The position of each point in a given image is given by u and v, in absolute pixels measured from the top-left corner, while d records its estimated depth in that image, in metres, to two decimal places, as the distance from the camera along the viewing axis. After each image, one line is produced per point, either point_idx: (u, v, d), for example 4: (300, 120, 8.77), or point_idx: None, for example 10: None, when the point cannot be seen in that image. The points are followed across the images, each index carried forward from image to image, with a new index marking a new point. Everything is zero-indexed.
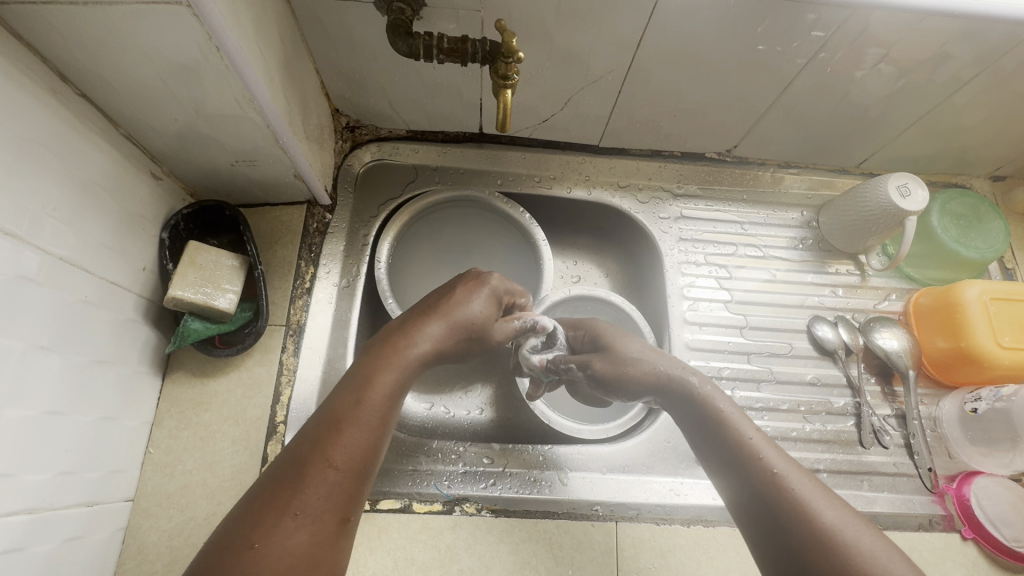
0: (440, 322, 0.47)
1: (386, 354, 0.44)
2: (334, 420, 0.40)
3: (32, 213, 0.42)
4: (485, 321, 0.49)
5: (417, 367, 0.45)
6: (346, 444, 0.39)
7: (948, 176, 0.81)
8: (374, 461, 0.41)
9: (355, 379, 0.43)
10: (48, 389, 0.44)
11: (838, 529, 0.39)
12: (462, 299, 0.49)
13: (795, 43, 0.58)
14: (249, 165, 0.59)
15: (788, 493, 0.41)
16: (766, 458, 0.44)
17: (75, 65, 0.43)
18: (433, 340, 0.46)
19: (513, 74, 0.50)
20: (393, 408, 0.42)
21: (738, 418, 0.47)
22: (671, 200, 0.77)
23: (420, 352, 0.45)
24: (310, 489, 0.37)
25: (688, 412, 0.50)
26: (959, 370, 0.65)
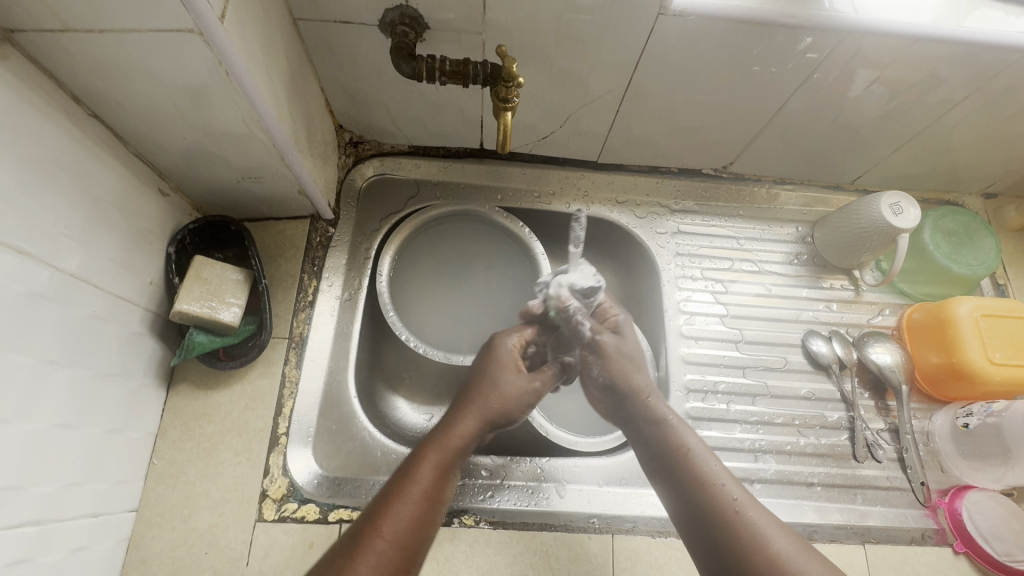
0: (481, 404, 0.56)
1: (434, 437, 0.53)
2: (388, 495, 0.48)
3: (45, 231, 0.43)
4: (521, 401, 0.59)
5: (460, 453, 0.53)
6: (401, 514, 0.46)
7: (940, 193, 0.82)
8: (427, 528, 0.48)
9: (407, 464, 0.51)
10: (57, 402, 0.45)
11: (788, 553, 0.46)
12: (501, 374, 0.59)
13: (789, 66, 0.59)
14: (254, 182, 0.60)
15: (745, 521, 0.49)
16: (727, 489, 0.51)
17: (89, 88, 0.45)
18: (474, 420, 0.55)
19: (513, 97, 0.52)
20: (442, 485, 0.51)
21: (704, 453, 0.55)
22: (668, 216, 0.78)
23: (462, 430, 0.54)
24: (365, 558, 0.43)
25: (656, 440, 0.57)
26: (951, 385, 0.66)
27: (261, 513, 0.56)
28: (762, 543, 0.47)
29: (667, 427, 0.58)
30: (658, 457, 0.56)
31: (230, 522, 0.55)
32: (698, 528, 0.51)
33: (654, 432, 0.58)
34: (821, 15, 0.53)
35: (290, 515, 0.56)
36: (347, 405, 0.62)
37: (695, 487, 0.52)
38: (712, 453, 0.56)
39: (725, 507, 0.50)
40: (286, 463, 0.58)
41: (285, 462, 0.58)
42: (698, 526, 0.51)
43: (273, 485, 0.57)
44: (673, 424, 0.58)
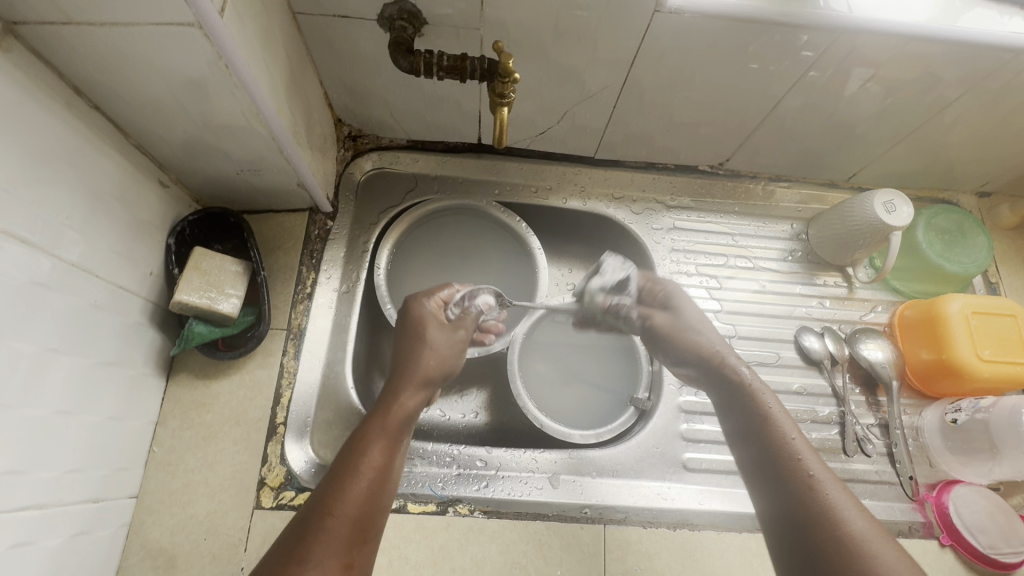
0: (417, 371, 0.57)
1: (380, 411, 0.53)
2: (336, 476, 0.46)
3: (46, 220, 0.44)
4: (453, 358, 0.61)
5: (404, 423, 0.53)
6: (354, 489, 0.46)
7: (935, 191, 0.83)
8: (382, 500, 0.48)
9: (356, 440, 0.50)
10: (58, 389, 0.46)
11: (865, 536, 0.42)
12: (428, 338, 0.59)
13: (785, 63, 0.60)
14: (253, 174, 0.61)
15: (821, 497, 0.45)
16: (806, 461, 0.48)
17: (90, 80, 0.45)
18: (415, 389, 0.56)
19: (509, 92, 0.52)
20: (392, 458, 0.50)
21: (785, 418, 0.52)
22: (665, 212, 0.79)
23: (406, 401, 0.55)
24: (315, 541, 0.42)
25: (736, 404, 0.55)
26: (941, 382, 0.67)
27: (259, 501, 0.57)
28: (837, 522, 0.43)
29: (744, 387, 0.56)
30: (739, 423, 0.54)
31: (229, 508, 0.56)
32: (774, 502, 0.48)
33: (739, 402, 0.55)
34: (816, 13, 0.54)
35: (288, 503, 0.57)
36: (344, 395, 0.63)
37: (775, 459, 0.49)
38: (797, 425, 0.52)
39: (801, 476, 0.47)
40: (283, 452, 0.59)
41: (282, 451, 0.59)
42: (775, 498, 0.48)
43: (271, 474, 0.58)
44: (750, 386, 0.56)
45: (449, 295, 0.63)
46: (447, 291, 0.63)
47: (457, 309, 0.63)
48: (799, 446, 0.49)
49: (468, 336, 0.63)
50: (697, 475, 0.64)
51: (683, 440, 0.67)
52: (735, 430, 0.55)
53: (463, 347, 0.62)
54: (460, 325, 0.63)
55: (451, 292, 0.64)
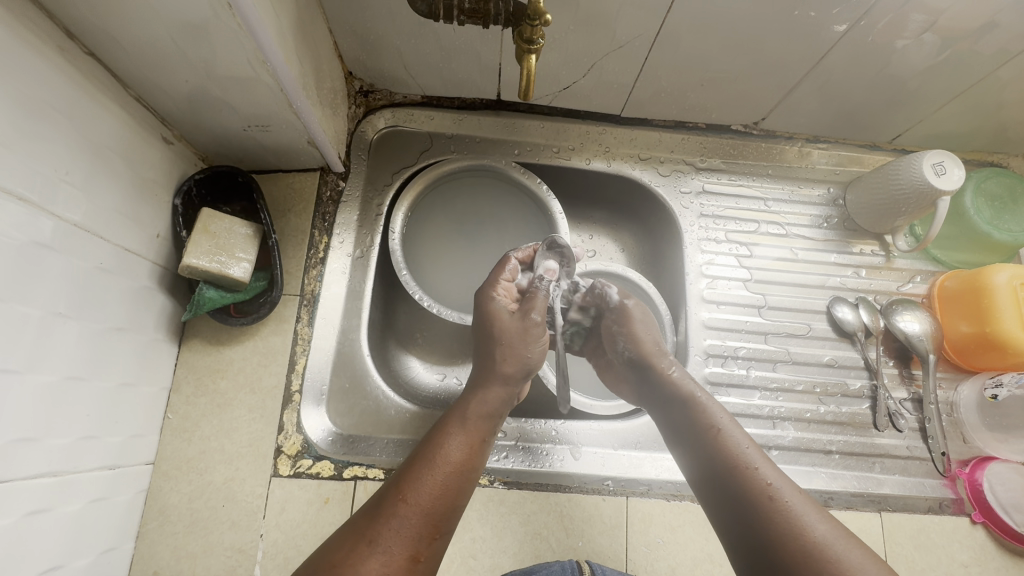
0: (499, 367, 0.53)
1: (462, 406, 0.51)
2: (414, 464, 0.46)
3: (44, 179, 0.41)
4: (534, 351, 0.55)
5: (483, 420, 0.50)
6: (428, 480, 0.45)
7: (983, 154, 0.78)
8: (457, 498, 0.46)
9: (439, 432, 0.49)
10: (66, 355, 0.44)
11: (830, 543, 0.41)
12: (504, 329, 0.55)
13: (834, 9, 0.54)
14: (262, 131, 0.57)
15: (781, 506, 0.43)
16: (759, 470, 0.46)
17: (82, 22, 0.41)
18: (496, 382, 0.52)
19: (538, 37, 0.48)
20: (473, 456, 0.48)
21: (734, 430, 0.50)
22: (694, 174, 0.75)
23: (486, 397, 0.51)
24: (388, 526, 0.42)
25: (680, 416, 0.53)
26: (983, 355, 0.64)
27: (276, 469, 0.56)
28: (797, 528, 0.42)
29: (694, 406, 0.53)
30: (685, 437, 0.52)
31: (246, 476, 0.55)
32: (728, 514, 0.46)
33: (682, 413, 0.53)
34: None
35: (306, 471, 0.56)
36: (361, 363, 0.62)
37: (727, 472, 0.47)
38: (747, 434, 0.50)
39: (761, 487, 0.45)
40: (299, 420, 0.58)
41: (299, 419, 0.58)
42: (727, 511, 0.46)
43: (287, 442, 0.57)
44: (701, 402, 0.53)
45: (511, 275, 0.60)
46: (508, 271, 0.59)
47: (524, 284, 0.61)
48: (754, 457, 0.48)
49: (543, 318, 0.56)
50: None
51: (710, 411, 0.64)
52: (682, 445, 0.52)
53: (544, 336, 0.56)
54: (531, 308, 0.56)
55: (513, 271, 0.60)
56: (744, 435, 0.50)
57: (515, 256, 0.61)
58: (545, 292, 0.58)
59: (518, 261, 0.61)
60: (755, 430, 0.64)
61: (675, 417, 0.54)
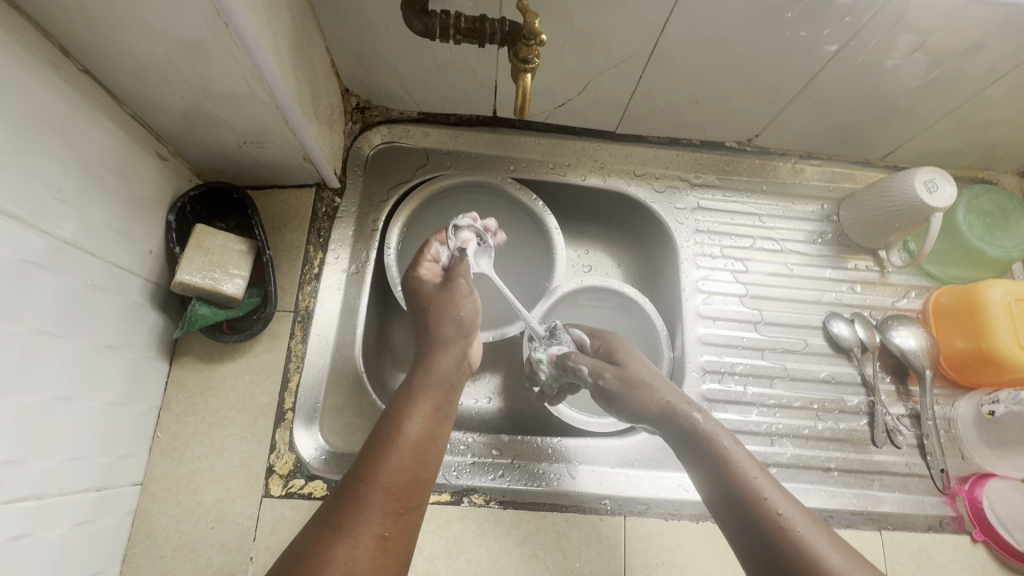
0: (440, 333, 0.53)
1: (412, 380, 0.50)
2: (370, 446, 0.44)
3: (36, 197, 0.41)
4: (467, 310, 0.55)
5: (435, 389, 0.49)
6: (387, 459, 0.43)
7: (975, 171, 0.79)
8: (420, 471, 0.44)
9: (395, 410, 0.48)
10: (55, 374, 0.43)
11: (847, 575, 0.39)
12: (431, 299, 0.54)
13: (824, 30, 0.55)
14: (257, 147, 0.57)
15: (796, 538, 0.42)
16: (768, 498, 0.44)
17: (78, 40, 0.42)
18: (441, 350, 0.52)
19: (533, 57, 0.49)
20: (429, 427, 0.47)
21: (740, 454, 0.48)
22: (689, 190, 0.75)
23: (433, 366, 0.51)
24: (355, 513, 0.40)
25: (678, 437, 0.51)
26: (977, 371, 0.64)
27: (267, 489, 0.55)
28: (812, 560, 0.40)
29: (695, 430, 0.50)
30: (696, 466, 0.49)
31: (237, 497, 0.54)
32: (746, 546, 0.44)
33: (679, 430, 0.51)
34: None
35: (298, 491, 0.55)
36: (354, 381, 0.61)
37: (740, 501, 0.45)
38: (752, 455, 0.48)
39: (770, 518, 0.43)
40: (292, 439, 0.57)
41: (291, 438, 0.57)
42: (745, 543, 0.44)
43: (279, 461, 0.56)
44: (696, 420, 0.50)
45: (433, 255, 0.58)
46: (430, 252, 0.57)
47: (446, 262, 0.58)
48: (760, 482, 0.45)
49: (470, 281, 0.56)
50: None
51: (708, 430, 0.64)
52: (692, 468, 0.49)
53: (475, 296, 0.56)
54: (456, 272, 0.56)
55: (436, 248, 0.58)
56: (750, 457, 0.48)
57: (435, 239, 0.58)
58: (467, 260, 0.58)
59: (439, 242, 0.59)
60: (754, 447, 0.64)
61: (677, 437, 0.51)
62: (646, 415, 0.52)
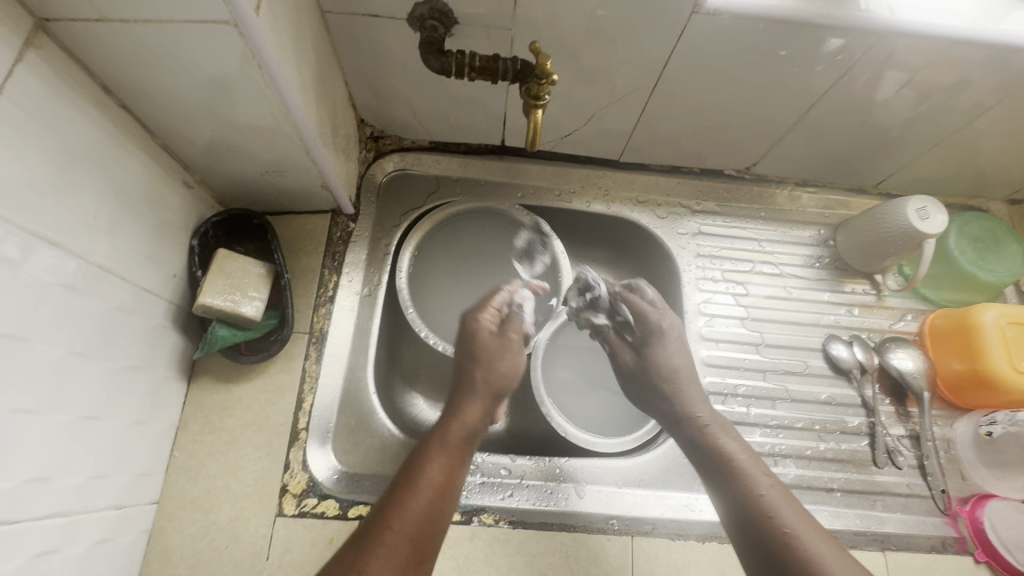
0: (477, 387, 0.59)
1: (445, 429, 0.55)
2: (396, 489, 0.49)
3: (75, 223, 0.43)
4: (507, 368, 0.61)
5: (465, 442, 0.55)
6: (412, 505, 0.47)
7: (965, 199, 0.82)
8: (438, 521, 0.48)
9: (421, 455, 0.52)
10: (84, 393, 0.45)
11: None
12: (482, 351, 0.61)
13: (817, 67, 0.58)
14: (278, 175, 0.60)
15: (802, 552, 0.48)
16: (779, 514, 0.50)
17: (119, 78, 0.44)
18: (476, 404, 0.58)
19: (544, 94, 0.52)
20: (451, 479, 0.51)
21: (760, 476, 0.54)
22: (690, 216, 0.78)
23: (467, 418, 0.56)
24: (377, 552, 0.43)
25: (706, 461, 0.57)
26: (974, 393, 0.66)
27: (281, 508, 0.56)
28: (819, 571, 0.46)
29: (720, 453, 0.56)
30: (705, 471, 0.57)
31: (250, 516, 0.55)
32: (746, 536, 0.51)
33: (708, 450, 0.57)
34: (856, 15, 0.52)
35: (311, 511, 0.56)
36: (366, 401, 0.62)
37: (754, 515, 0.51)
38: (769, 476, 0.54)
39: (779, 532, 0.49)
40: (306, 459, 0.58)
41: (305, 457, 0.58)
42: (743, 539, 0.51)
43: (293, 481, 0.57)
44: (726, 447, 0.57)
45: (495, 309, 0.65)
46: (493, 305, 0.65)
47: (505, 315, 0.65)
48: (773, 500, 0.52)
49: (519, 339, 0.63)
50: None
51: None
52: (713, 486, 0.56)
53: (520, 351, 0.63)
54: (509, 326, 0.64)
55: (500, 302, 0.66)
56: (768, 478, 0.54)
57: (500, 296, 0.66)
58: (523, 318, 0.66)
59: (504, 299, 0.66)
60: None
61: (706, 461, 0.57)
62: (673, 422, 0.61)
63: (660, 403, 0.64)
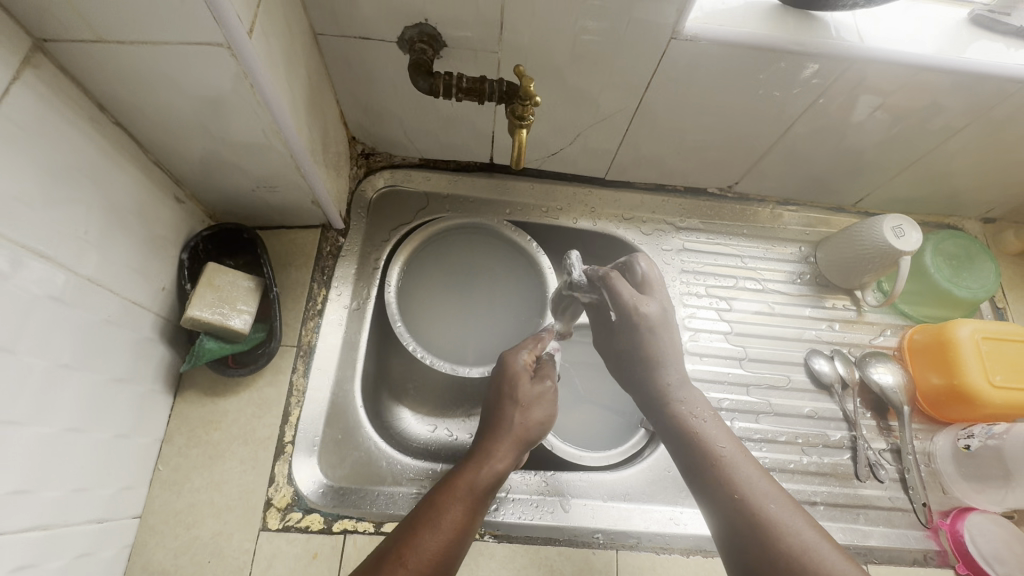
0: (510, 430, 0.57)
1: (472, 468, 0.54)
2: (415, 523, 0.50)
3: (65, 237, 0.44)
4: (541, 414, 0.59)
5: (488, 486, 0.53)
6: (427, 543, 0.48)
7: (941, 217, 0.84)
8: (451, 560, 0.49)
9: (443, 491, 0.52)
10: (69, 405, 0.45)
11: (795, 531, 0.48)
12: (517, 392, 0.59)
13: (793, 90, 0.61)
14: (269, 191, 0.61)
15: (758, 506, 0.50)
16: (735, 463, 0.54)
17: (115, 97, 0.46)
18: (508, 448, 0.56)
19: (528, 115, 0.53)
20: (469, 520, 0.51)
21: (721, 435, 0.57)
22: (674, 233, 0.80)
23: (495, 461, 0.55)
24: None
25: (670, 425, 0.59)
26: (950, 408, 0.67)
27: (264, 523, 0.55)
28: (776, 523, 0.49)
29: (684, 416, 0.59)
30: (682, 443, 0.58)
31: (234, 531, 0.55)
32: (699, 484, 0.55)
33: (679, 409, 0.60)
34: (827, 42, 0.55)
35: (295, 525, 0.56)
36: (353, 415, 0.63)
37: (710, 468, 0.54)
38: (728, 437, 0.57)
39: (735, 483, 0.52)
40: (291, 472, 0.58)
41: (290, 471, 0.58)
42: (726, 521, 0.51)
43: (278, 495, 0.57)
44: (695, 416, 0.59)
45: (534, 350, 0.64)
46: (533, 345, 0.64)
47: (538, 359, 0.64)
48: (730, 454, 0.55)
49: (554, 386, 0.62)
50: None
51: None
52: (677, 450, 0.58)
53: (554, 400, 0.61)
54: (545, 375, 0.62)
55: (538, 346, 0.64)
56: (730, 440, 0.57)
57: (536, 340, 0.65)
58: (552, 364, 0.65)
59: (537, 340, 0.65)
60: None
61: (671, 425, 0.59)
62: (646, 373, 0.62)
63: (645, 380, 0.63)
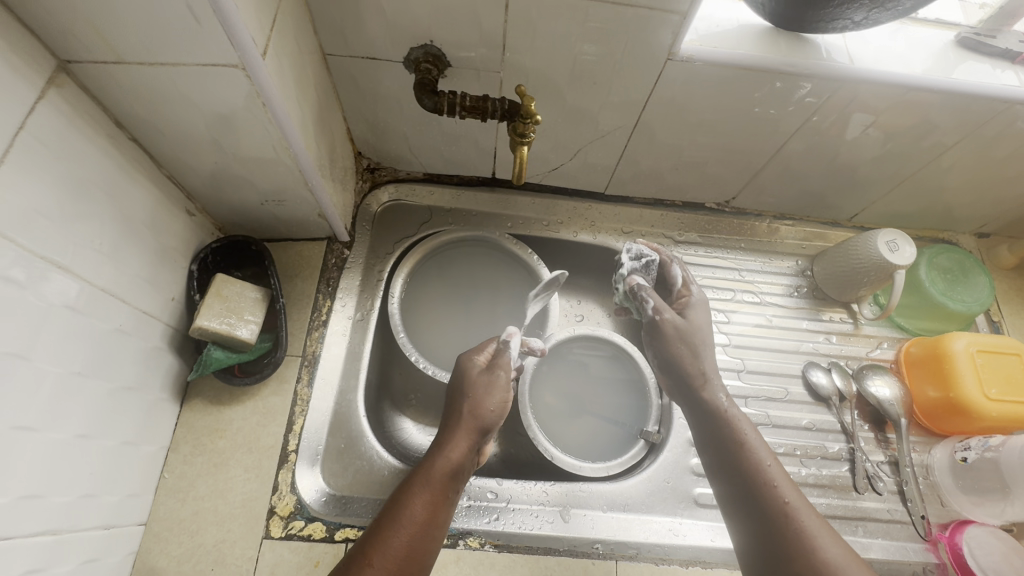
0: (465, 421, 0.56)
1: (429, 464, 0.53)
2: (379, 526, 0.48)
3: (81, 249, 0.45)
4: (496, 402, 0.58)
5: (449, 479, 0.52)
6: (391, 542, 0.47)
7: (935, 232, 0.85)
8: (421, 557, 0.48)
9: (403, 490, 0.51)
10: (81, 411, 0.46)
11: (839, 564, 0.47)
12: (471, 385, 0.58)
13: (788, 108, 0.62)
14: (277, 205, 0.63)
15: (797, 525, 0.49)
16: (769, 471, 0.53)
17: (132, 114, 0.48)
18: (464, 438, 0.55)
19: (529, 132, 0.55)
20: (436, 513, 0.50)
21: (753, 435, 0.56)
22: (673, 247, 0.81)
23: (453, 453, 0.54)
24: None
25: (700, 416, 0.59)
26: (948, 420, 0.68)
27: (268, 530, 0.56)
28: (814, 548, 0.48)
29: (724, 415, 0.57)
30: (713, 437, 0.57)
31: (237, 539, 0.56)
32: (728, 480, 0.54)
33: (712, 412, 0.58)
34: (819, 63, 0.57)
35: (297, 533, 0.56)
36: (355, 425, 0.63)
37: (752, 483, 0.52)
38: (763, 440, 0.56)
39: (778, 503, 0.51)
40: (294, 480, 0.59)
41: (293, 479, 0.59)
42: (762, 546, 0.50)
43: (281, 503, 0.57)
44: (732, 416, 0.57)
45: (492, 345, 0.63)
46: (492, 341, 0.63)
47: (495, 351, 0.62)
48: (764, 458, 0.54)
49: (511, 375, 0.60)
50: (708, 511, 0.63)
51: (695, 475, 0.66)
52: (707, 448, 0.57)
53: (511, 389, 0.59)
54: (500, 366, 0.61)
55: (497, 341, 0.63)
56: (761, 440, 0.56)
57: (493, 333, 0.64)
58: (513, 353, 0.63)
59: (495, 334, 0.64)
60: None
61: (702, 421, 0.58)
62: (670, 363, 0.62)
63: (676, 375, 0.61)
